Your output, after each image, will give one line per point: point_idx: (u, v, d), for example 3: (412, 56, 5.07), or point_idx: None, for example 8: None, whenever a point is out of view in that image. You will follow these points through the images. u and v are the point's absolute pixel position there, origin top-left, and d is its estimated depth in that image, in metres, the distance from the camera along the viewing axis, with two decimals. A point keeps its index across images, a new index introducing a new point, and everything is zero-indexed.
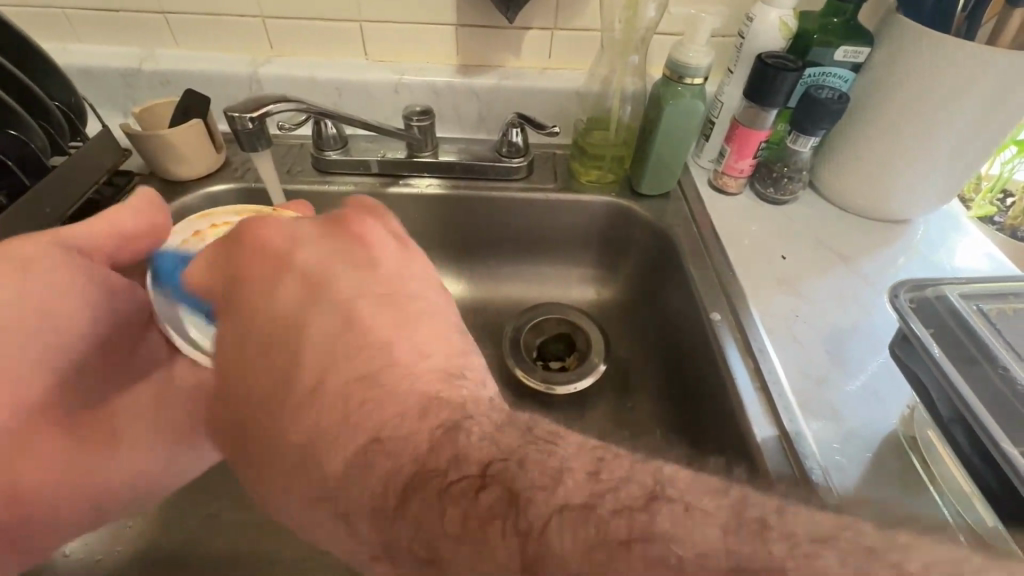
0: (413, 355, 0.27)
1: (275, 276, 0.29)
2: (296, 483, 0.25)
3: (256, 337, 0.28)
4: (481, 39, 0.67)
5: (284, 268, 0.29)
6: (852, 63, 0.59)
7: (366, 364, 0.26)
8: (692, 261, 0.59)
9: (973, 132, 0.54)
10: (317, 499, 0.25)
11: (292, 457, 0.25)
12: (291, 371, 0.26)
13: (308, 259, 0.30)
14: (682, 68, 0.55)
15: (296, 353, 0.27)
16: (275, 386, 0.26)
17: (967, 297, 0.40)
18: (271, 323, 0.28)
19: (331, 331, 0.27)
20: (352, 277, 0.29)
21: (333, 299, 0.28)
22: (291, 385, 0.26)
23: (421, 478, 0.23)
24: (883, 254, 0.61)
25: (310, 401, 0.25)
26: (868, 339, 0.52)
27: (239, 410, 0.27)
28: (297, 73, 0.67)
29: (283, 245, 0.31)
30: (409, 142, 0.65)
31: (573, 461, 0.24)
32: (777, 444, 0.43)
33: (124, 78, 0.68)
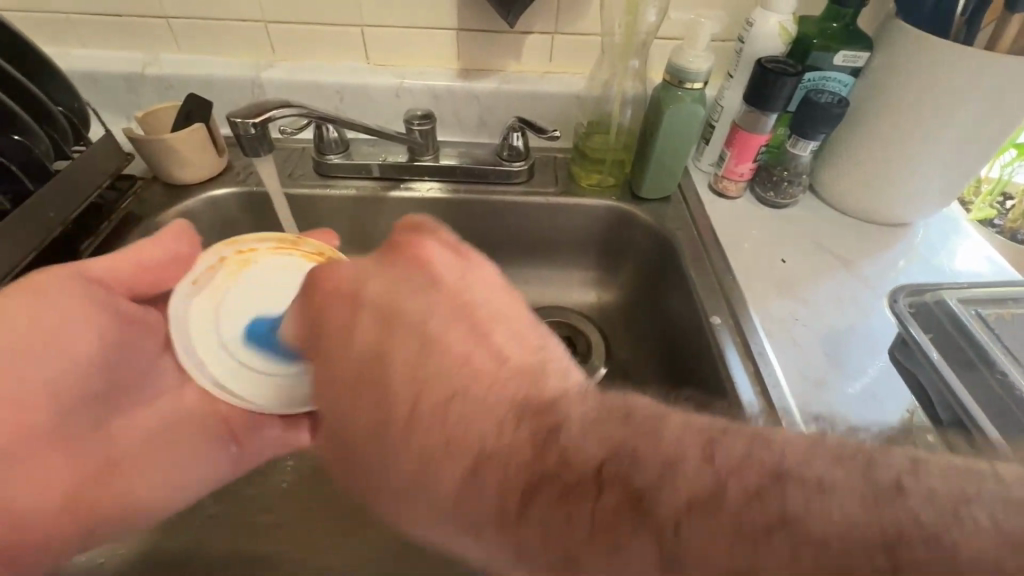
0: (487, 364, 0.30)
1: (352, 313, 0.33)
2: (419, 487, 0.30)
3: (356, 365, 0.32)
4: (482, 43, 0.67)
5: (359, 305, 0.33)
6: (852, 68, 0.59)
7: (452, 382, 0.30)
8: (693, 264, 0.59)
9: (972, 136, 0.55)
10: (438, 500, 0.29)
11: (409, 466, 0.29)
12: (387, 397, 0.30)
13: (376, 292, 0.33)
14: (683, 73, 0.56)
15: (387, 379, 0.30)
16: (384, 410, 0.30)
17: (967, 302, 0.40)
18: (358, 356, 0.32)
19: (414, 353, 0.31)
20: (414, 299, 0.32)
21: (413, 326, 0.31)
22: (393, 411, 0.30)
23: (530, 481, 0.27)
24: (883, 257, 0.61)
25: (413, 425, 0.29)
26: (868, 342, 0.52)
27: (362, 427, 0.31)
28: (299, 77, 0.68)
29: (351, 283, 0.34)
30: (411, 146, 0.65)
31: (681, 446, 0.25)
32: None
33: (127, 83, 0.68)
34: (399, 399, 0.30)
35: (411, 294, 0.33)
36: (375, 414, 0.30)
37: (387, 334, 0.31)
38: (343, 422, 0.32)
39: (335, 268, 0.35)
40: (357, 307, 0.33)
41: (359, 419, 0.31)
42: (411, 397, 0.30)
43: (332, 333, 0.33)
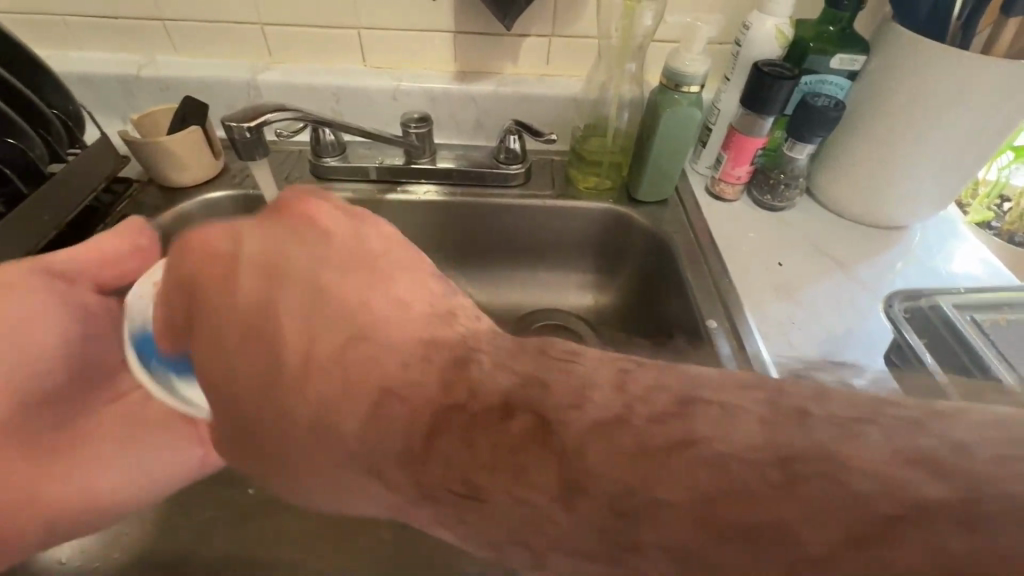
0: (390, 311, 0.26)
1: (224, 271, 0.27)
2: (321, 458, 0.23)
3: (231, 331, 0.26)
4: (479, 45, 0.67)
5: (232, 265, 0.27)
6: (849, 71, 0.59)
7: (352, 326, 0.25)
8: (690, 267, 0.59)
9: (969, 140, 0.55)
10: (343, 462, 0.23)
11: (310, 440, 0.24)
12: (273, 354, 0.25)
13: (252, 247, 0.27)
14: (679, 76, 0.56)
15: (274, 339, 0.25)
16: (267, 373, 0.24)
17: (962, 307, 0.40)
18: (239, 316, 0.26)
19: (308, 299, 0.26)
20: (304, 253, 0.28)
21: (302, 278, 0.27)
22: (282, 374, 0.24)
23: (447, 414, 0.22)
24: (880, 260, 0.61)
25: (308, 380, 0.24)
26: (865, 345, 0.52)
27: (237, 402, 0.25)
28: (296, 80, 0.67)
29: (222, 243, 0.28)
30: (408, 148, 0.65)
31: (596, 376, 0.22)
32: None
33: (123, 85, 0.68)
34: (283, 354, 0.24)
35: (299, 246, 0.28)
36: (261, 369, 0.25)
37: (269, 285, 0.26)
38: (230, 399, 0.25)
39: (199, 234, 0.29)
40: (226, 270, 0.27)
41: (243, 386, 0.25)
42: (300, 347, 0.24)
43: (208, 299, 0.27)
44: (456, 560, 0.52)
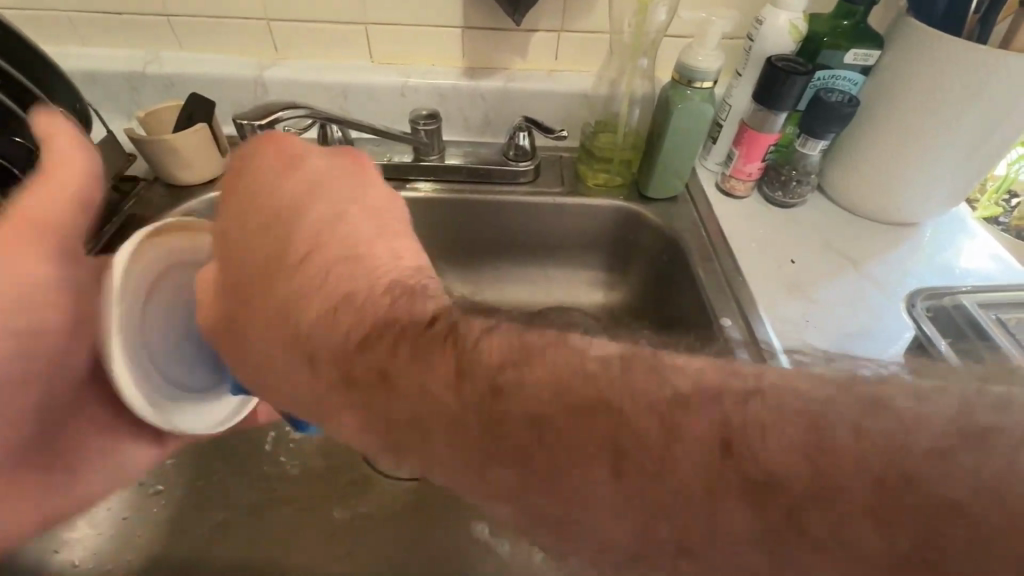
0: (387, 259, 0.32)
1: (277, 178, 0.33)
2: (264, 340, 0.30)
3: (252, 218, 0.32)
4: (488, 40, 0.66)
5: (294, 168, 0.34)
6: (862, 66, 0.59)
7: (348, 253, 0.31)
8: (702, 264, 0.59)
9: (983, 137, 0.54)
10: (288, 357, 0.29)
11: (270, 328, 0.30)
12: (273, 247, 0.31)
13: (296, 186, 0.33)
14: (692, 71, 0.55)
15: (273, 237, 0.31)
16: (254, 265, 0.31)
17: (986, 306, 0.40)
18: (267, 210, 0.32)
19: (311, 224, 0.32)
20: (349, 198, 0.34)
21: (328, 205, 0.33)
22: (285, 257, 0.30)
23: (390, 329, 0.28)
24: (892, 257, 0.61)
25: (279, 278, 0.30)
26: (877, 340, 0.52)
27: (233, 279, 0.31)
28: (303, 76, 0.67)
29: (298, 150, 0.35)
30: (417, 146, 0.65)
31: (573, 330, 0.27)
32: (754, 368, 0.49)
33: (128, 82, 0.67)
34: (273, 246, 0.31)
35: (344, 185, 0.35)
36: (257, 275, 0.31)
37: (302, 196, 0.33)
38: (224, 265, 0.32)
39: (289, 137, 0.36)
40: (286, 166, 0.34)
41: (225, 270, 0.32)
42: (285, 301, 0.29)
43: (249, 185, 0.33)
44: (466, 560, 0.52)
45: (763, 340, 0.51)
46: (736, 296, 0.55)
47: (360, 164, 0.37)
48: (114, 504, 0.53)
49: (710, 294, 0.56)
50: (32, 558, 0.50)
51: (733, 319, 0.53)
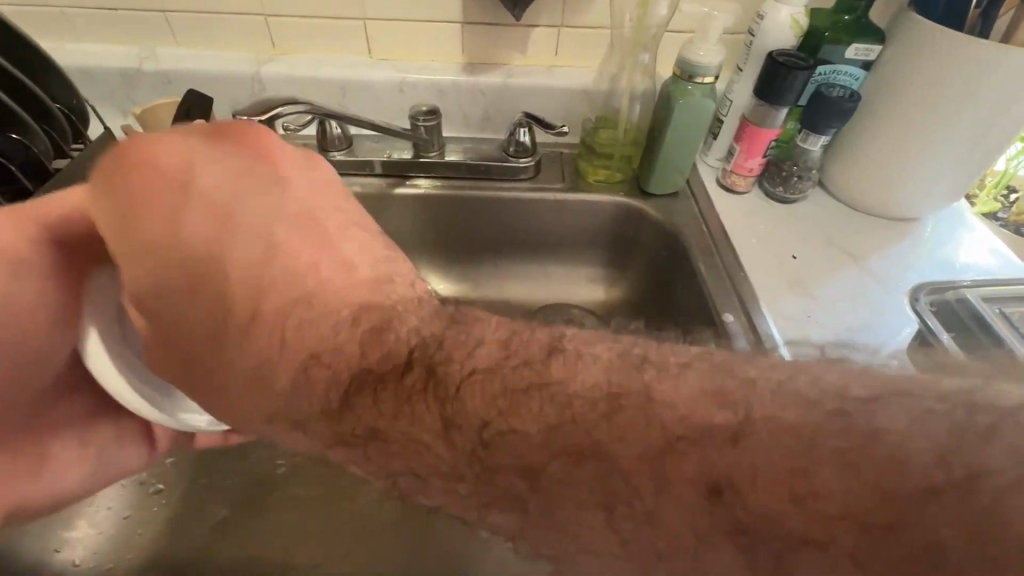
0: (337, 274, 0.29)
1: (168, 212, 0.28)
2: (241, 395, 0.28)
3: (171, 267, 0.28)
4: (487, 36, 0.66)
5: (183, 193, 0.28)
6: (863, 61, 0.58)
7: (297, 292, 0.28)
8: (704, 260, 0.59)
9: (983, 132, 0.54)
10: (268, 409, 0.28)
11: (244, 376, 0.28)
12: (218, 301, 0.27)
13: (200, 213, 0.28)
14: (693, 66, 0.55)
15: (215, 284, 0.27)
16: (207, 324, 0.28)
17: (989, 300, 0.40)
18: (186, 254, 0.28)
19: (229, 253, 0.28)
20: (260, 204, 0.29)
21: (251, 233, 0.28)
22: (229, 315, 0.27)
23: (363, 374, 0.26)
24: (893, 252, 0.61)
25: (242, 335, 0.27)
26: (878, 336, 0.52)
27: (183, 337, 0.28)
28: (301, 72, 0.66)
29: (177, 161, 0.29)
30: (416, 142, 0.64)
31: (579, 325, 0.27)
32: None
33: (125, 78, 0.66)
34: (222, 296, 0.27)
35: (257, 190, 0.30)
36: (204, 321, 0.28)
37: (209, 229, 0.28)
38: (165, 323, 0.28)
39: (156, 137, 0.30)
40: (170, 191, 0.28)
41: (167, 320, 0.28)
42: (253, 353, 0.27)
43: (144, 222, 0.28)
44: (468, 558, 0.52)
45: (767, 340, 0.51)
46: (737, 293, 0.55)
47: (269, 150, 0.32)
48: (114, 503, 0.53)
49: (711, 291, 0.56)
50: (32, 558, 0.49)
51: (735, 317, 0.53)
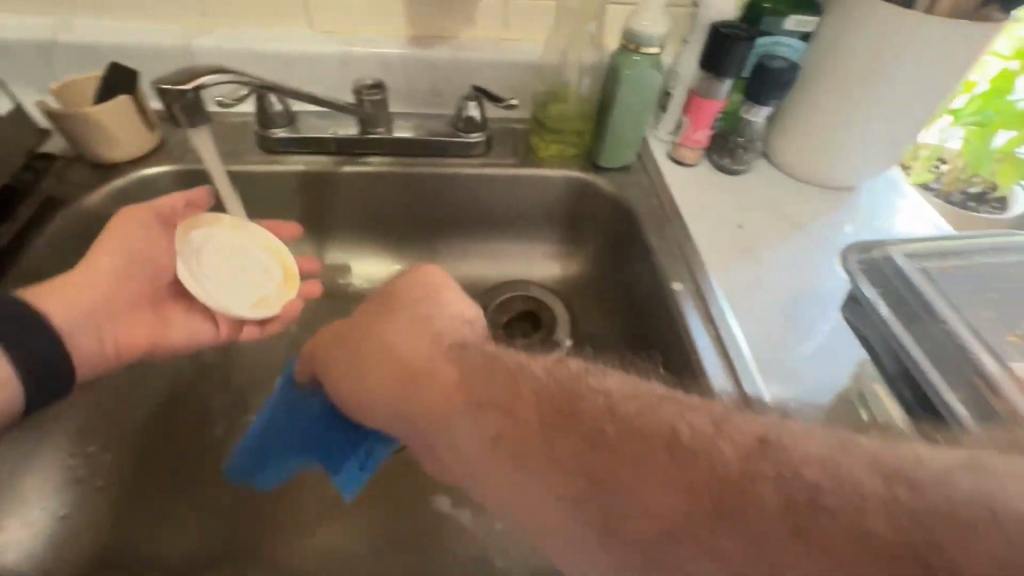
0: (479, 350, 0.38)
1: (414, 299, 0.42)
2: (374, 372, 0.38)
3: (385, 315, 0.41)
4: (433, 8, 0.64)
5: (422, 300, 0.42)
6: (802, 33, 0.60)
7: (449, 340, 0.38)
8: (655, 233, 0.60)
9: (911, 102, 0.57)
10: (390, 375, 0.37)
11: (385, 366, 0.37)
12: (404, 333, 0.39)
13: (418, 303, 0.42)
14: (639, 37, 0.55)
15: (407, 331, 0.39)
16: (382, 338, 0.39)
17: (911, 256, 0.42)
18: (414, 311, 0.41)
19: (359, 324, 0.41)
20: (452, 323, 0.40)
21: (431, 319, 0.40)
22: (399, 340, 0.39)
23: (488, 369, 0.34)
24: (831, 220, 0.64)
25: (401, 345, 0.38)
26: (818, 302, 0.55)
27: (361, 338, 0.40)
28: (235, 45, 0.63)
29: (429, 290, 0.43)
30: (362, 118, 0.62)
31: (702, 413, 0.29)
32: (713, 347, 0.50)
33: (39, 51, 0.61)
34: (408, 334, 0.39)
35: (432, 308, 0.41)
36: (372, 334, 0.40)
37: (414, 325, 0.39)
38: (356, 340, 0.40)
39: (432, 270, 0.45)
40: (418, 296, 0.42)
41: (357, 338, 0.41)
42: (394, 341, 0.38)
43: (400, 294, 0.42)
44: (433, 533, 0.53)
45: (715, 308, 0.52)
46: (687, 268, 0.56)
47: (441, 285, 0.43)
48: (47, 503, 0.49)
49: (660, 261, 0.57)
50: None
51: (683, 288, 0.55)
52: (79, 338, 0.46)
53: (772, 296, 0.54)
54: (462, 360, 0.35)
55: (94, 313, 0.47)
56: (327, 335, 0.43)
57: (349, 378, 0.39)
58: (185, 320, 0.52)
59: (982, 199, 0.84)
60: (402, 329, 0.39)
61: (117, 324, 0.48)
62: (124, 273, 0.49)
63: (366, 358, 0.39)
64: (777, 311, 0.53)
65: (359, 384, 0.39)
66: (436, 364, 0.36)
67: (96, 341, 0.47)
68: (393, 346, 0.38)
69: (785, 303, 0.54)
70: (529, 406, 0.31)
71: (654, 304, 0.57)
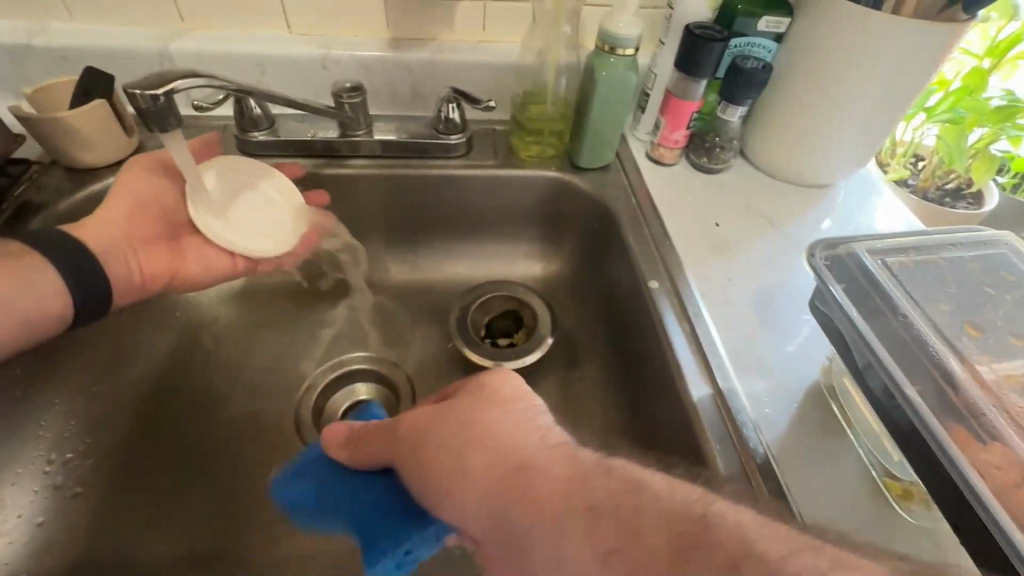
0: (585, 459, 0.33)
1: (508, 399, 0.37)
2: (470, 481, 0.33)
3: (479, 412, 0.36)
4: (411, 10, 0.64)
5: (516, 400, 0.37)
6: (775, 34, 0.60)
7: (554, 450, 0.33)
8: (633, 232, 0.60)
9: (881, 102, 0.58)
10: (491, 483, 0.32)
11: (482, 467, 0.33)
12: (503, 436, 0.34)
13: (511, 399, 0.37)
14: (614, 39, 0.55)
15: (504, 433, 0.34)
16: (476, 439, 0.35)
17: (875, 253, 0.43)
18: (512, 412, 0.36)
19: (447, 418, 0.37)
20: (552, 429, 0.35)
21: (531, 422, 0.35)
22: (498, 444, 0.34)
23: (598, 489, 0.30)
24: (807, 218, 0.65)
25: (498, 450, 0.33)
26: (793, 298, 0.56)
27: (451, 435, 0.36)
28: (212, 48, 0.63)
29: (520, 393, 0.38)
30: (342, 121, 0.62)
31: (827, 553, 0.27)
32: (688, 345, 0.50)
33: (13, 54, 0.61)
34: (506, 438, 0.34)
35: (529, 411, 0.36)
36: (466, 432, 0.35)
37: (515, 430, 0.34)
38: (446, 436, 0.36)
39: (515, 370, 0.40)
40: (514, 397, 0.37)
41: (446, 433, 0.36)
42: (490, 446, 0.34)
43: (496, 386, 0.38)
44: None
45: (691, 306, 0.53)
46: (662, 266, 0.57)
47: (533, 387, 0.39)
48: (25, 511, 0.48)
49: (638, 260, 0.58)
50: None
51: (660, 287, 0.55)
52: (111, 262, 0.49)
53: (749, 293, 0.55)
54: (559, 480, 0.31)
55: (119, 245, 0.51)
56: (409, 424, 0.39)
57: (438, 478, 0.35)
58: (213, 253, 0.55)
59: (958, 195, 0.85)
60: (500, 430, 0.34)
61: (141, 251, 0.52)
62: (141, 211, 0.53)
63: (454, 466, 0.34)
64: (753, 308, 0.54)
65: (450, 487, 0.34)
66: (526, 481, 0.31)
67: (127, 264, 0.50)
68: (489, 451, 0.33)
69: (760, 300, 0.55)
70: (642, 552, 0.27)
71: (632, 303, 0.58)
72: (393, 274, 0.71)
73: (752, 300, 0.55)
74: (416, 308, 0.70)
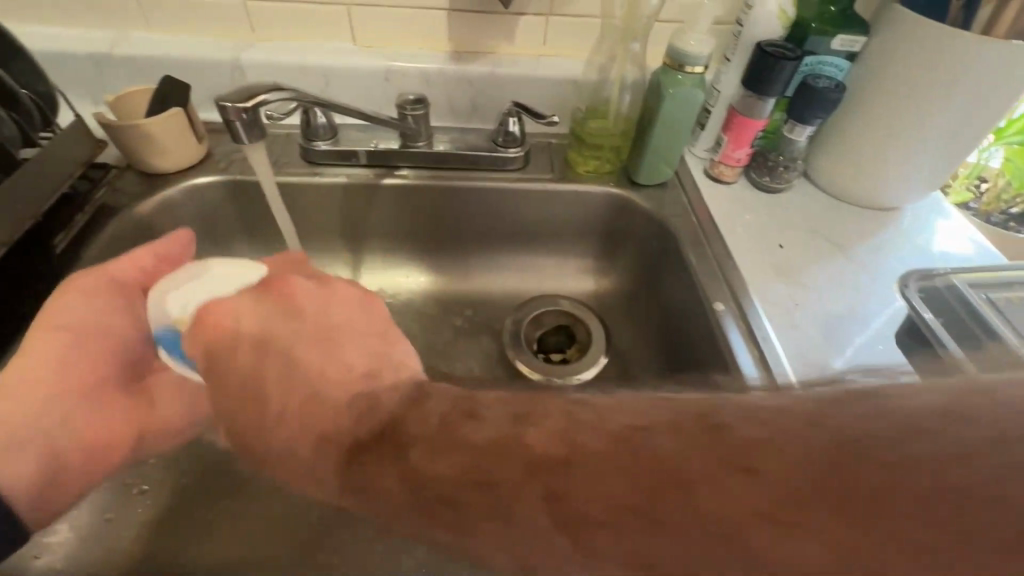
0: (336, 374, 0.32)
1: (253, 340, 0.34)
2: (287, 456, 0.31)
3: (235, 377, 0.34)
4: (475, 23, 0.65)
5: (255, 339, 0.34)
6: (848, 52, 0.59)
7: (310, 394, 0.31)
8: (693, 250, 0.59)
9: (964, 124, 0.55)
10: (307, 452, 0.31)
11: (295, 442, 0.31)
12: (268, 401, 0.32)
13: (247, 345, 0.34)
14: (683, 56, 0.55)
15: (262, 396, 0.32)
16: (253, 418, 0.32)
17: (976, 286, 0.41)
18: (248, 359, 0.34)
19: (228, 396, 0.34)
20: (300, 353, 0.33)
21: (277, 361, 0.33)
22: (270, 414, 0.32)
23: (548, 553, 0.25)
24: (874, 241, 0.63)
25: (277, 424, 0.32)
26: (864, 323, 0.53)
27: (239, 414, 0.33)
28: (281, 58, 0.64)
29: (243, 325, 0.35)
30: (404, 132, 0.63)
31: None
32: (758, 368, 0.49)
33: (95, 64, 0.63)
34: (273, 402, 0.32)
35: (284, 327, 0.34)
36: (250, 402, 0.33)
37: (273, 383, 0.32)
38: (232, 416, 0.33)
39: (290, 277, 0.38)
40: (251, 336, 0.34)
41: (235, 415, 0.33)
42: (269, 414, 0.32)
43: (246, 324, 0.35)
44: None
45: (759, 330, 0.51)
46: (726, 286, 0.56)
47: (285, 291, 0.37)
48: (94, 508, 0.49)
49: (700, 280, 0.57)
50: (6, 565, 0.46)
51: (727, 308, 0.54)
52: (9, 452, 0.38)
53: (818, 318, 0.53)
54: None
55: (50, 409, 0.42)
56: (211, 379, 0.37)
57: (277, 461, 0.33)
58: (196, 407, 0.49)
59: None
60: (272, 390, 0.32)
61: (75, 422, 0.42)
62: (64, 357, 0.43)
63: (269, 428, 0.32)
64: (824, 333, 0.52)
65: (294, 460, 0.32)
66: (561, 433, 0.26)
67: (50, 446, 0.40)
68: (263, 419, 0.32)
69: (831, 324, 0.53)
70: None
71: (693, 322, 0.57)
72: (444, 284, 0.71)
73: (823, 323, 0.53)
74: (467, 319, 0.69)
